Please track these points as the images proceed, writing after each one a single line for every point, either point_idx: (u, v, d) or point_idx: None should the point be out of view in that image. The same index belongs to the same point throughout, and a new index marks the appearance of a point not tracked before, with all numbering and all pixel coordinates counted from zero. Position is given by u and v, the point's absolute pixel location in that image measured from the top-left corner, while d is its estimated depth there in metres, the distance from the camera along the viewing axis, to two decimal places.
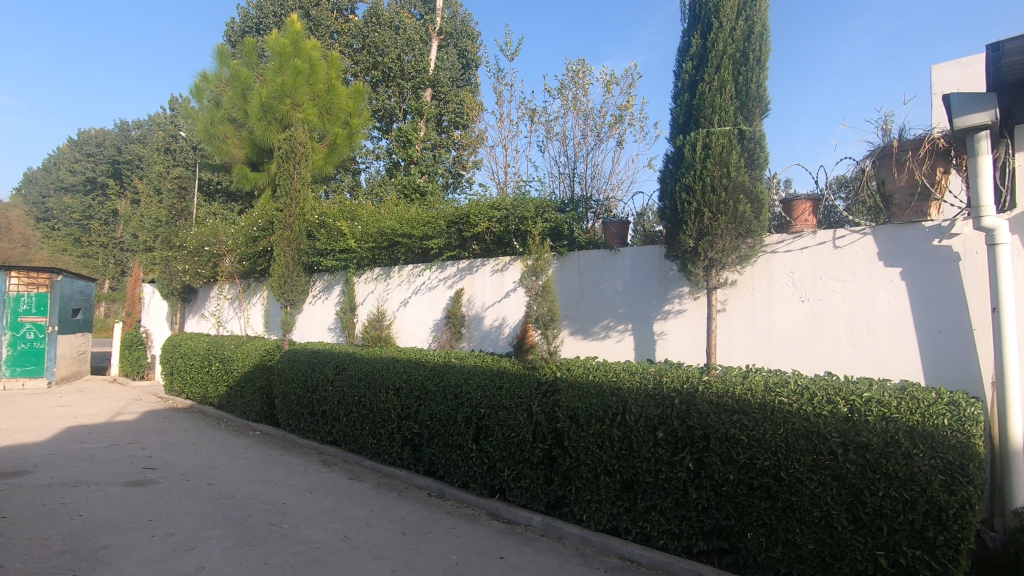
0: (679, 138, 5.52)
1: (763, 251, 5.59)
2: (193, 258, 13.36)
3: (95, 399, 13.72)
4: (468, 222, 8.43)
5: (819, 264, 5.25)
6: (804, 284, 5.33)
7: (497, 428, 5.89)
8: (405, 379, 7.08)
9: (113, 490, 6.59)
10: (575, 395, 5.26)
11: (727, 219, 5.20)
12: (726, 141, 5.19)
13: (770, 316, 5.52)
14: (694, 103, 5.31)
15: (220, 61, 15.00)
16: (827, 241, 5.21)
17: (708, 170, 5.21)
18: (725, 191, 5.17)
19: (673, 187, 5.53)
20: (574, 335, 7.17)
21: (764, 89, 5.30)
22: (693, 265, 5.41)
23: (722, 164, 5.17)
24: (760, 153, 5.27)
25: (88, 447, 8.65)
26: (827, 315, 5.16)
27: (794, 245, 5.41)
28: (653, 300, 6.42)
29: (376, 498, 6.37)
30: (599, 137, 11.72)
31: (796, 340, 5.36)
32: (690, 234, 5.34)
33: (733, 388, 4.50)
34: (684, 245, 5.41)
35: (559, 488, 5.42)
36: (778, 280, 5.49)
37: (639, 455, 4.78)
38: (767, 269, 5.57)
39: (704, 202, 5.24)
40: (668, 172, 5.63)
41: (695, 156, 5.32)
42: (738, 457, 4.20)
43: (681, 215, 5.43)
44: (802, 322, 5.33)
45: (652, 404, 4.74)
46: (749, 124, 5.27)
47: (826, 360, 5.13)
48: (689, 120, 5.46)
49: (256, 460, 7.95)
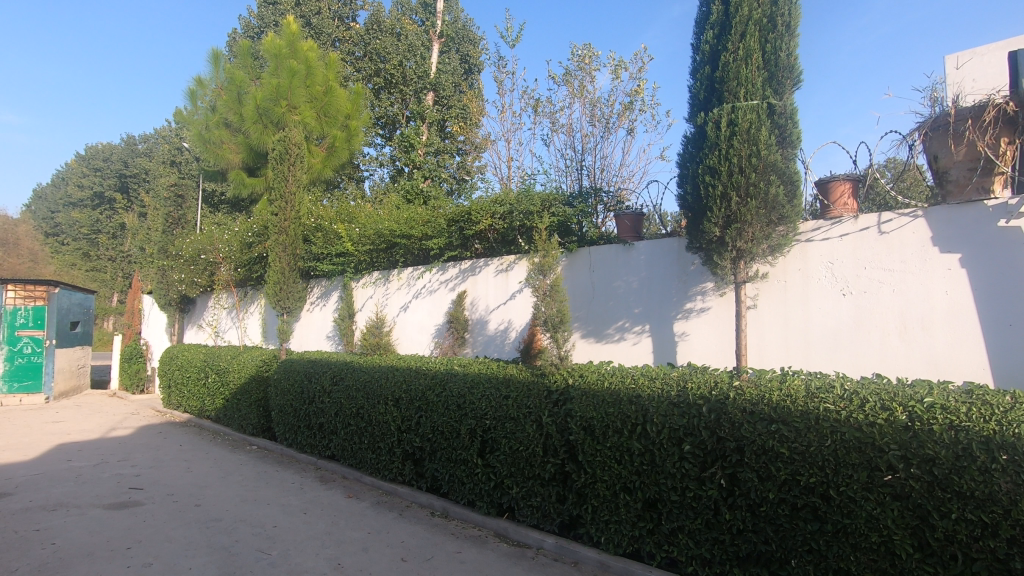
0: (700, 115, 5.04)
1: (798, 239, 5.27)
2: (188, 267, 12.94)
3: (92, 414, 13.31)
4: (470, 220, 7.96)
5: (862, 253, 4.95)
6: (846, 276, 5.01)
7: (504, 441, 5.38)
8: (404, 389, 6.60)
9: (94, 514, 6.14)
10: (590, 404, 4.77)
11: (758, 203, 4.70)
12: (754, 116, 4.70)
13: (807, 313, 5.19)
14: (717, 75, 4.84)
15: (214, 63, 14.65)
16: (871, 226, 4.91)
17: (735, 149, 4.72)
18: (755, 171, 4.67)
19: (694, 170, 5.02)
20: (586, 338, 6.66)
21: (796, 59, 4.81)
22: (720, 257, 4.92)
23: (751, 141, 4.68)
24: (792, 129, 4.78)
25: (75, 465, 8.23)
26: (874, 310, 4.84)
27: (832, 232, 5.11)
28: (674, 298, 5.93)
29: (374, 518, 5.90)
30: (607, 128, 11.26)
31: (837, 339, 5.04)
32: (716, 222, 4.84)
33: (770, 394, 3.99)
34: (709, 235, 4.91)
35: (573, 508, 4.90)
36: (816, 270, 5.17)
37: (662, 471, 4.28)
38: (803, 260, 5.24)
39: (732, 185, 4.75)
40: (689, 154, 5.16)
41: (719, 134, 4.83)
42: (778, 473, 3.69)
43: (705, 201, 4.93)
44: (845, 318, 5.00)
45: (676, 413, 4.24)
46: (779, 98, 4.79)
47: (874, 361, 4.80)
48: (711, 95, 4.99)
49: (250, 478, 7.50)
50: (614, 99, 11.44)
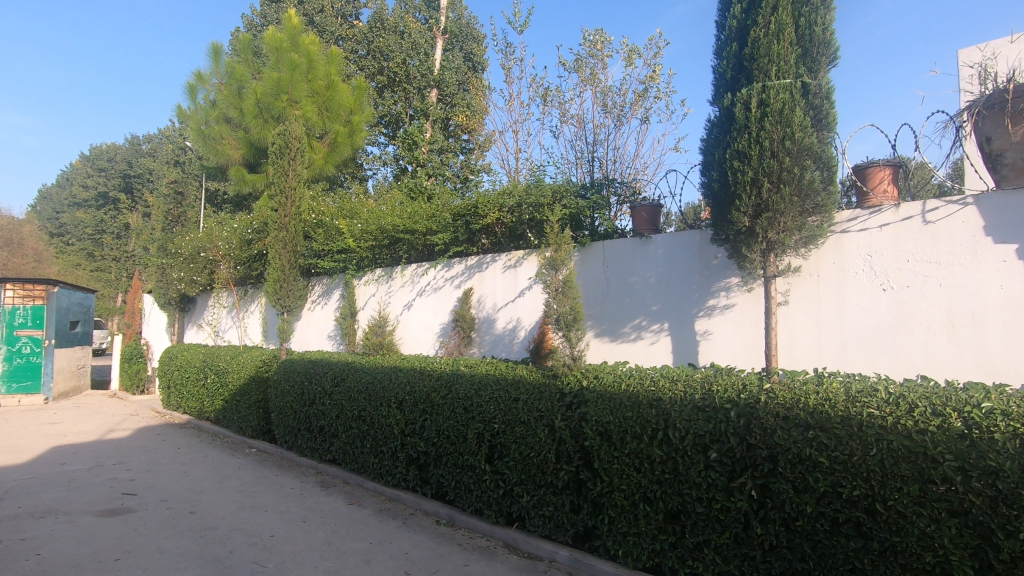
0: (728, 97, 4.78)
1: (833, 230, 5.04)
2: (188, 265, 12.71)
3: (90, 415, 13.06)
4: (477, 214, 7.69)
5: (905, 244, 4.70)
6: (886, 270, 4.77)
7: (513, 447, 5.07)
8: (408, 391, 6.29)
9: (83, 521, 5.87)
10: (606, 408, 4.46)
11: (791, 189, 4.46)
12: (788, 95, 4.46)
13: (842, 310, 4.96)
14: (747, 52, 4.59)
15: (215, 57, 14.41)
16: (915, 215, 4.67)
17: (767, 131, 4.47)
18: (789, 155, 4.42)
19: (721, 155, 4.76)
20: (600, 338, 6.36)
21: (832, 33, 4.55)
22: (749, 248, 4.66)
23: (785, 123, 4.43)
24: (827, 110, 4.52)
25: (69, 469, 7.96)
26: (918, 306, 4.60)
27: (871, 222, 4.88)
28: (695, 295, 5.63)
29: (377, 526, 5.61)
30: (619, 119, 10.97)
31: (876, 338, 4.80)
32: (745, 211, 4.58)
33: (805, 398, 3.66)
34: (738, 225, 4.65)
35: (588, 518, 4.59)
36: (852, 264, 4.93)
37: (686, 480, 3.98)
38: (838, 252, 5.01)
39: (763, 170, 4.49)
40: (714, 138, 4.90)
41: (749, 115, 4.58)
42: (817, 485, 3.37)
43: (733, 189, 4.66)
44: (885, 315, 4.77)
45: (701, 418, 3.93)
46: (813, 76, 4.54)
47: (917, 360, 4.56)
48: (740, 74, 4.75)
49: (248, 482, 7.22)
50: (625, 88, 11.12)
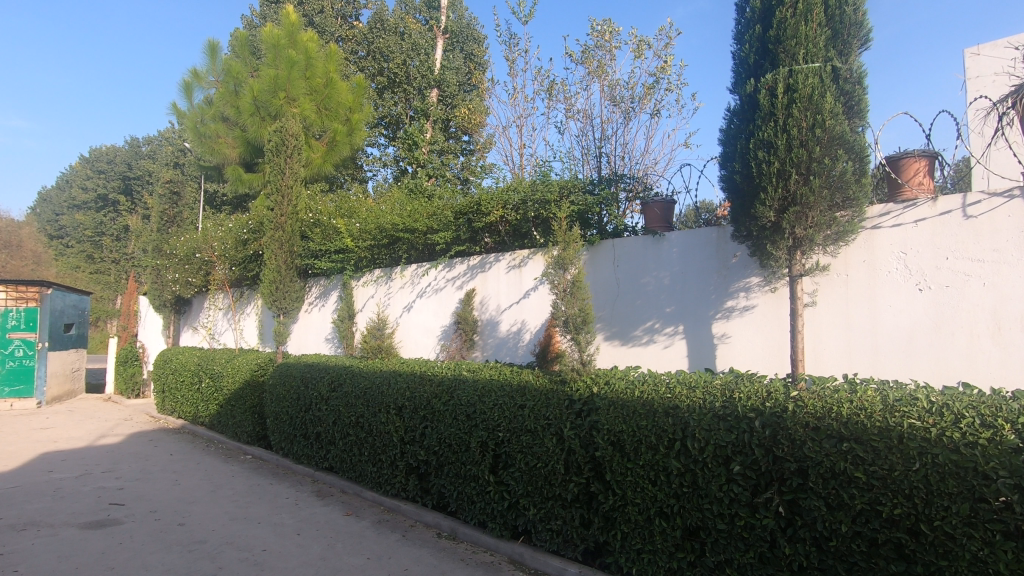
0: (751, 83, 4.61)
1: (863, 226, 4.84)
2: (184, 266, 12.45)
3: (83, 420, 12.76)
4: (479, 211, 7.43)
5: (943, 239, 4.49)
6: (922, 269, 4.56)
7: (520, 457, 4.80)
8: (408, 397, 6.01)
9: (66, 534, 5.57)
10: (618, 416, 4.18)
11: (820, 182, 4.29)
12: (817, 80, 4.30)
13: (875, 313, 4.76)
14: (774, 35, 4.42)
15: (211, 54, 14.16)
16: (954, 209, 4.45)
17: (795, 118, 4.31)
18: (819, 144, 4.25)
19: (744, 144, 4.58)
20: (611, 341, 6.13)
21: (863, 14, 4.41)
22: (774, 245, 4.50)
23: (814, 109, 4.26)
24: (859, 96, 4.38)
25: (56, 477, 7.67)
26: (958, 307, 4.38)
27: (905, 217, 4.66)
28: (712, 296, 5.39)
29: (374, 540, 5.32)
30: (627, 114, 10.73)
31: (912, 342, 4.58)
32: (771, 205, 4.41)
33: (840, 406, 3.38)
34: (763, 220, 4.48)
35: (600, 533, 4.30)
36: (885, 262, 4.73)
37: (705, 494, 3.70)
38: (870, 249, 4.80)
39: (791, 160, 4.32)
40: (736, 127, 4.73)
41: (776, 102, 4.41)
42: (852, 503, 3.10)
43: (758, 181, 4.48)
44: (923, 317, 4.55)
45: (723, 428, 3.65)
46: (843, 60, 4.38)
47: (960, 366, 4.34)
48: (765, 58, 4.58)
49: (241, 492, 6.93)
50: (633, 82, 10.87)
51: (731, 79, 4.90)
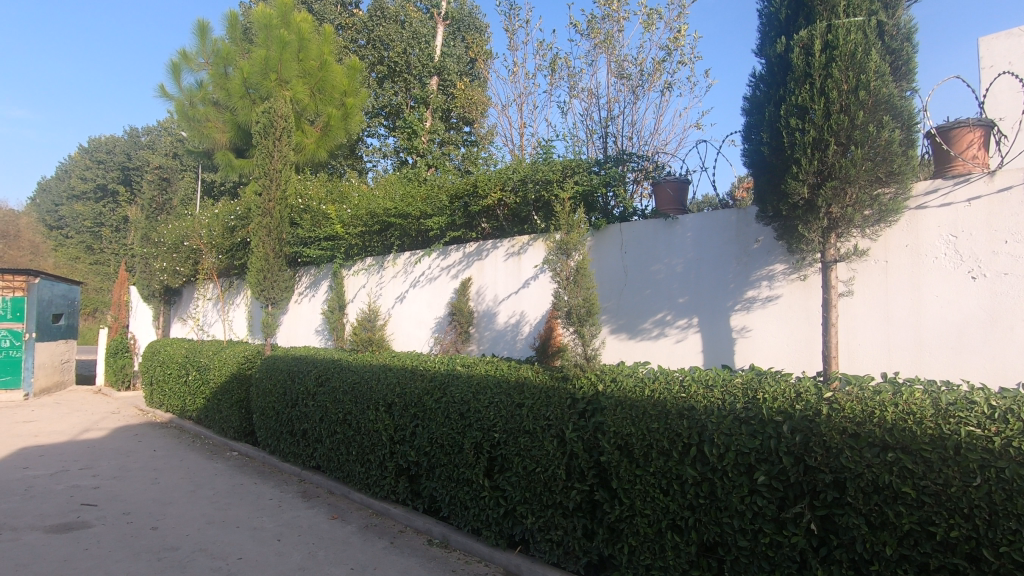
0: (783, 43, 4.29)
1: (909, 205, 4.48)
2: (172, 254, 12.13)
3: (69, 413, 12.38)
4: (477, 194, 7.02)
5: (1000, 221, 4.11)
6: (976, 254, 4.19)
7: (517, 460, 4.39)
8: (398, 393, 5.60)
9: (29, 539, 5.16)
10: (625, 417, 3.77)
11: (863, 152, 3.97)
12: (860, 36, 3.99)
13: (920, 304, 4.40)
14: None
15: (200, 35, 13.66)
16: (1015, 186, 4.06)
17: (834, 81, 4.00)
18: (862, 109, 3.95)
19: (774, 112, 4.27)
20: (617, 335, 5.73)
21: None
22: (807, 225, 4.19)
23: (857, 69, 3.96)
24: (906, 55, 4.06)
25: (31, 475, 7.29)
26: (1015, 298, 4.00)
27: (957, 194, 4.30)
28: (731, 285, 5.01)
29: (360, 547, 4.94)
30: (635, 94, 10.30)
31: (962, 336, 4.20)
32: (806, 178, 4.09)
33: (889, 406, 2.98)
34: (796, 196, 4.16)
35: (604, 547, 3.90)
36: (931, 246, 4.37)
37: (725, 507, 3.28)
38: (913, 233, 4.45)
39: (829, 127, 4.01)
40: (765, 95, 4.41)
41: (812, 63, 4.10)
42: (899, 522, 2.68)
43: (791, 152, 4.16)
44: (975, 308, 4.17)
45: (745, 433, 3.23)
46: (889, 14, 4.06)
47: (1017, 362, 3.97)
48: (799, 14, 4.27)
49: (222, 492, 6.54)
50: (642, 58, 10.41)
51: (757, 42, 4.60)
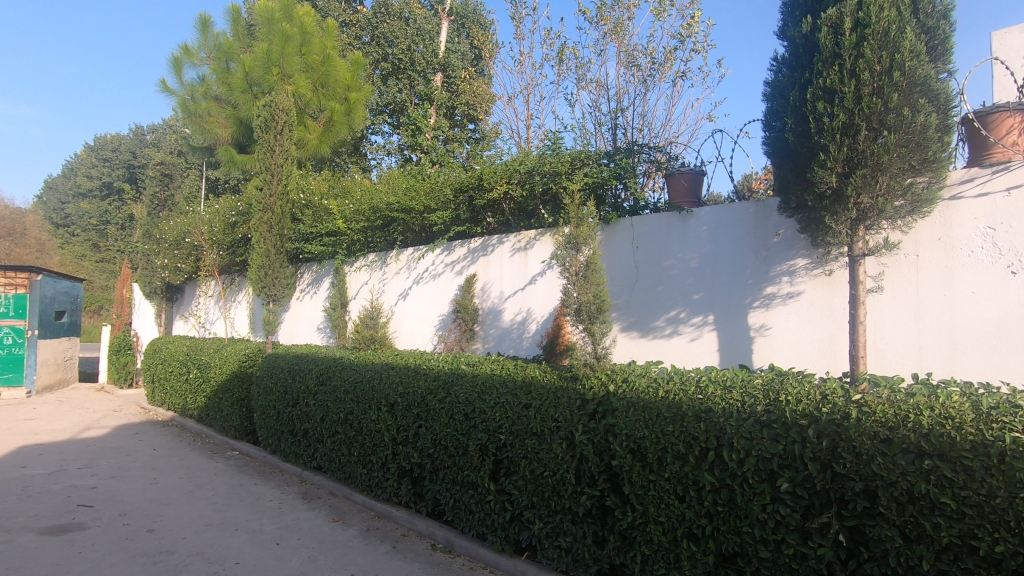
0: (810, 22, 4.12)
1: (943, 196, 4.28)
2: (173, 251, 12.06)
3: (71, 410, 12.30)
4: (483, 187, 6.86)
5: None
6: (1015, 247, 3.99)
7: (523, 463, 4.22)
8: (401, 393, 5.43)
9: (22, 541, 5.03)
10: (638, 420, 3.60)
11: (896, 138, 3.78)
12: (894, 13, 3.80)
13: (954, 301, 4.21)
14: None
15: (202, 29, 13.52)
16: None
17: (866, 61, 3.83)
18: (896, 90, 3.77)
19: (800, 96, 4.11)
20: (629, 334, 5.56)
21: None
22: (835, 215, 4.03)
23: (892, 48, 3.77)
24: (943, 34, 3.87)
25: (28, 474, 7.17)
26: None
27: (995, 183, 4.10)
28: (749, 281, 4.84)
29: (361, 552, 4.77)
30: (646, 85, 10.09)
31: (999, 335, 4.01)
32: (834, 165, 3.93)
33: (926, 409, 2.78)
34: (824, 184, 3.99)
35: (615, 555, 3.71)
36: (966, 240, 4.18)
37: (745, 515, 3.09)
38: (947, 226, 4.26)
39: (861, 110, 3.84)
40: (790, 79, 4.25)
41: (842, 43, 3.93)
42: (937, 535, 2.50)
43: (819, 139, 4.00)
44: (1013, 305, 3.98)
45: (767, 437, 3.04)
46: None
47: None
48: None
49: (221, 493, 6.39)
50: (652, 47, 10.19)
51: (781, 22, 4.43)
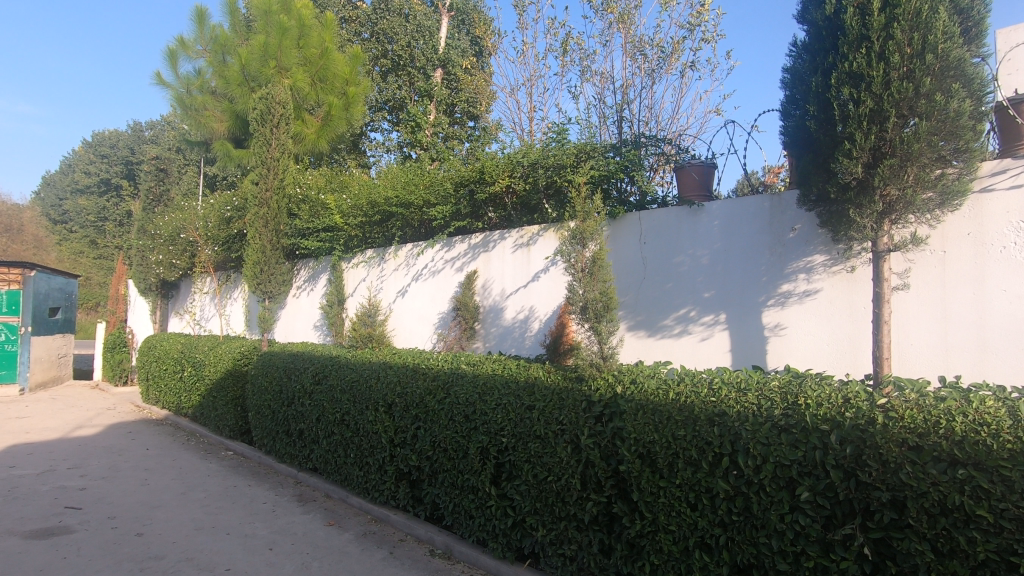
0: (832, 5, 3.97)
1: (974, 189, 4.13)
2: (168, 247, 11.87)
3: (63, 408, 12.12)
4: (484, 181, 6.69)
5: None
6: None
7: (526, 467, 4.05)
8: (399, 393, 5.26)
9: (6, 545, 4.85)
10: (647, 423, 3.43)
11: (929, 125, 3.64)
12: None
13: (984, 300, 4.05)
14: None
15: (199, 21, 13.33)
16: None
17: (894, 45, 3.68)
18: (926, 75, 3.62)
19: (823, 82, 3.96)
20: (636, 333, 5.39)
21: None
22: (862, 207, 3.86)
23: (923, 28, 3.61)
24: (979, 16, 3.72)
25: (16, 474, 6.99)
26: None
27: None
28: (762, 278, 4.67)
29: (356, 558, 4.60)
30: (652, 76, 9.93)
31: None
32: (860, 154, 3.78)
33: (958, 415, 2.62)
34: (849, 174, 3.85)
35: (622, 564, 3.54)
36: (998, 236, 4.02)
37: (762, 525, 2.92)
38: (977, 221, 4.11)
39: (889, 96, 3.69)
40: (812, 64, 4.11)
41: (868, 25, 3.77)
42: (973, 550, 2.34)
43: (844, 126, 3.85)
44: None
45: (786, 443, 2.87)
46: None
47: None
48: None
49: (214, 495, 6.21)
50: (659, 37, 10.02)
51: (800, 6, 4.28)
